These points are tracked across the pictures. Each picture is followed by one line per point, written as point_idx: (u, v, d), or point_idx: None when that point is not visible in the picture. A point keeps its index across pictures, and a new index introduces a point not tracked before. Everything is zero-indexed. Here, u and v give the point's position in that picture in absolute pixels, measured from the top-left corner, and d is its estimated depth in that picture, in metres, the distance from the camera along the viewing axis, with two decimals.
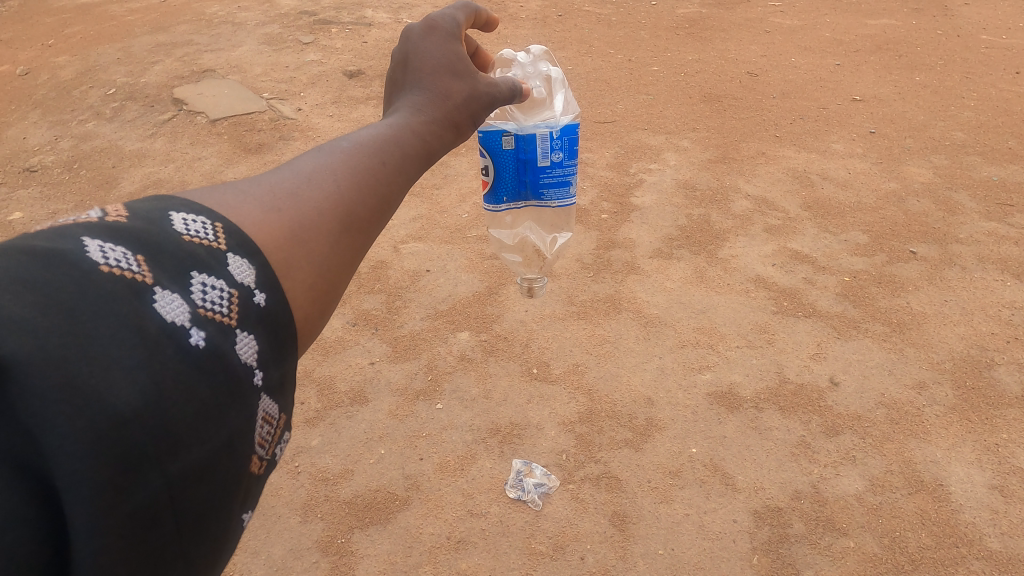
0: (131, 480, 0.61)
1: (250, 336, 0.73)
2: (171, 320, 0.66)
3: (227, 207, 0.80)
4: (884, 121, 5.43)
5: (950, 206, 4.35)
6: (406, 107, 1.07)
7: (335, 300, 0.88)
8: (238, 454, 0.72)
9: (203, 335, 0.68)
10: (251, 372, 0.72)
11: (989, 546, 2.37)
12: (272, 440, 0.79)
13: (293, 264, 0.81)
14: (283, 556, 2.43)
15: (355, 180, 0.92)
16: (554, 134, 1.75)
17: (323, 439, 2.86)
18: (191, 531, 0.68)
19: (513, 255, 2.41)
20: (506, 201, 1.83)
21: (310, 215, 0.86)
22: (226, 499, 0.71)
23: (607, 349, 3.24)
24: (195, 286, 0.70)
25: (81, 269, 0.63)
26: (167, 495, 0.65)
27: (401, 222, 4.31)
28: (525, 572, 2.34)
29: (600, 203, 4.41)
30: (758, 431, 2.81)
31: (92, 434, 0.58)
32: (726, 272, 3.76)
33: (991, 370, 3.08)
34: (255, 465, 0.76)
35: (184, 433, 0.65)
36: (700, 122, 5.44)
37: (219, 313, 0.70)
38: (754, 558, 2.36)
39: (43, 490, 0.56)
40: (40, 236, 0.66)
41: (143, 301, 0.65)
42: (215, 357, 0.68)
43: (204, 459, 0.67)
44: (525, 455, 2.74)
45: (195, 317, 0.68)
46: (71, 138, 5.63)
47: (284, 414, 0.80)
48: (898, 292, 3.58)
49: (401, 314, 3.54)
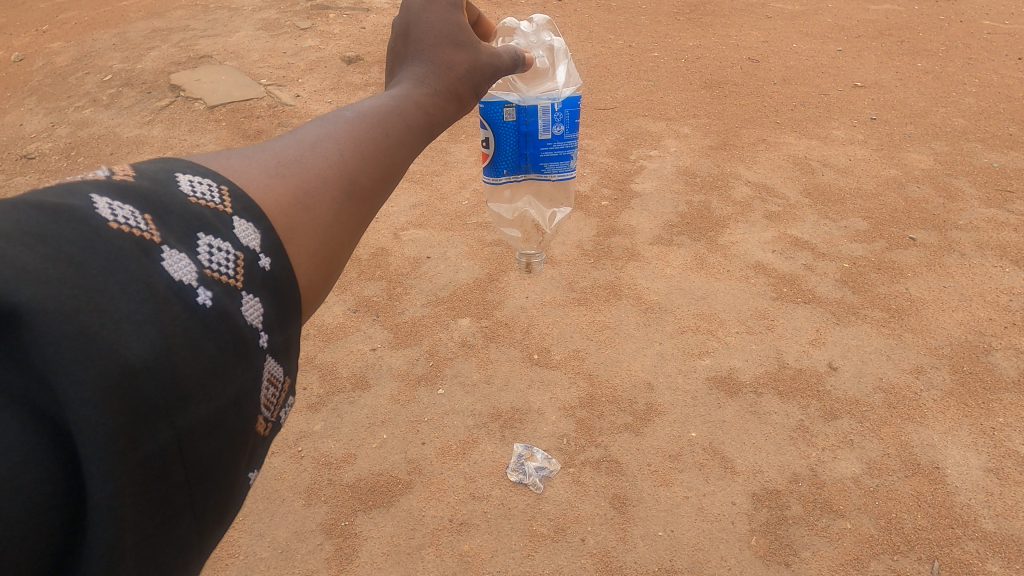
0: (141, 431, 0.58)
1: (256, 299, 0.69)
2: (179, 278, 0.62)
3: (231, 172, 0.75)
4: (885, 107, 5.41)
5: (950, 193, 4.35)
6: (408, 78, 0.99)
7: (338, 271, 0.82)
8: (246, 414, 0.68)
9: (210, 295, 0.64)
10: (257, 335, 0.69)
11: (984, 527, 2.40)
12: (278, 403, 0.75)
13: (296, 233, 0.76)
14: (287, 538, 2.46)
15: (360, 147, 0.85)
16: (555, 107, 1.74)
17: (326, 424, 2.89)
18: (201, 485, 0.64)
19: (512, 230, 2.42)
20: (506, 174, 1.84)
21: (314, 182, 0.80)
22: (235, 457, 0.68)
23: (608, 335, 3.26)
24: (201, 247, 0.66)
25: (89, 224, 0.59)
26: (177, 448, 0.61)
27: (400, 209, 4.31)
28: (527, 553, 2.37)
29: (600, 190, 4.41)
30: (757, 415, 2.84)
31: (105, 382, 0.55)
32: (726, 258, 3.77)
33: (988, 355, 3.10)
34: (262, 426, 0.73)
35: (193, 389, 0.62)
36: (701, 109, 5.43)
37: (225, 275, 0.67)
38: (752, 539, 2.39)
39: (60, 435, 0.53)
40: (47, 191, 0.61)
41: (151, 259, 0.61)
42: (222, 318, 0.65)
43: (214, 415, 0.64)
44: (526, 439, 2.76)
45: (202, 276, 0.64)
46: (68, 125, 5.60)
47: (289, 376, 0.76)
48: (897, 278, 3.60)
49: (401, 301, 3.55)
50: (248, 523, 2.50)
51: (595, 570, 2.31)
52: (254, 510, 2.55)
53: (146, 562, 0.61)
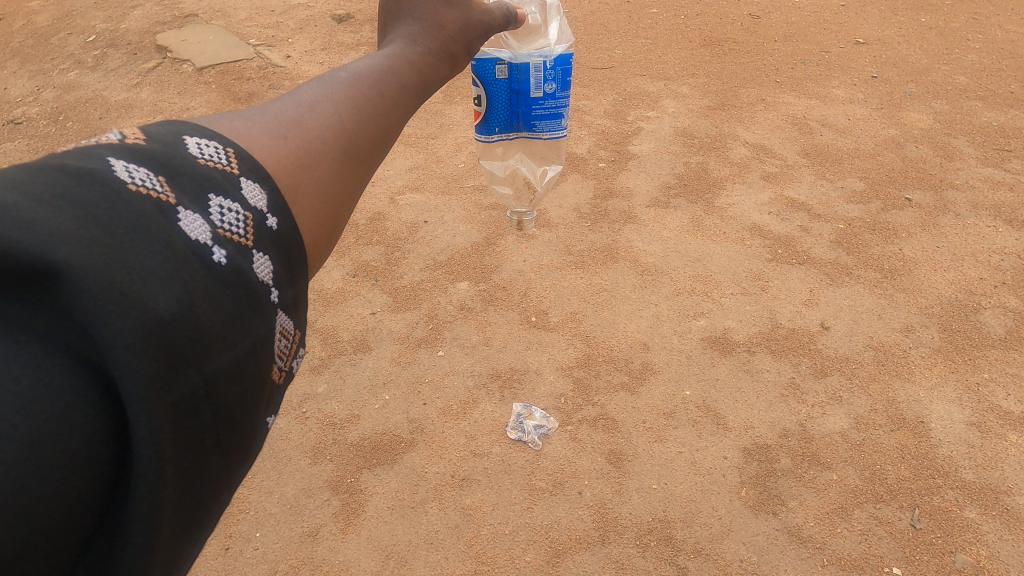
0: (173, 376, 0.61)
1: (265, 257, 0.72)
2: (195, 237, 0.65)
3: (235, 134, 0.76)
4: (886, 65, 5.33)
5: (948, 152, 4.34)
6: (401, 37, 0.98)
7: (341, 231, 0.84)
8: (263, 362, 0.71)
9: (225, 253, 0.67)
10: (268, 290, 0.71)
11: (964, 477, 2.51)
12: (290, 353, 0.78)
13: (299, 193, 0.78)
14: (295, 494, 2.55)
15: (357, 108, 0.85)
16: (548, 64, 1.73)
17: (329, 386, 2.95)
18: (227, 425, 0.68)
19: (504, 187, 2.45)
20: (498, 132, 1.83)
21: (314, 143, 0.81)
22: (254, 401, 0.71)
23: (605, 297, 3.30)
24: (213, 207, 0.68)
25: (110, 187, 0.61)
26: (205, 392, 0.64)
27: (396, 172, 4.29)
28: (526, 506, 2.47)
29: (598, 151, 4.38)
30: (750, 373, 2.91)
31: (139, 331, 0.58)
32: (723, 220, 3.78)
33: (977, 314, 3.17)
34: (276, 375, 0.76)
35: (215, 338, 0.64)
36: (700, 67, 5.34)
37: (236, 234, 0.69)
38: (742, 491, 2.49)
39: (102, 378, 0.57)
40: (67, 155, 0.63)
41: (168, 219, 0.63)
42: (237, 274, 0.67)
43: (235, 361, 0.67)
44: (525, 399, 2.84)
45: (215, 235, 0.67)
46: (54, 89, 5.47)
47: (298, 330, 0.79)
48: (891, 239, 3.63)
49: (400, 265, 3.57)
50: (257, 481, 2.59)
51: (592, 521, 2.41)
52: (262, 469, 2.64)
53: (182, 496, 0.65)
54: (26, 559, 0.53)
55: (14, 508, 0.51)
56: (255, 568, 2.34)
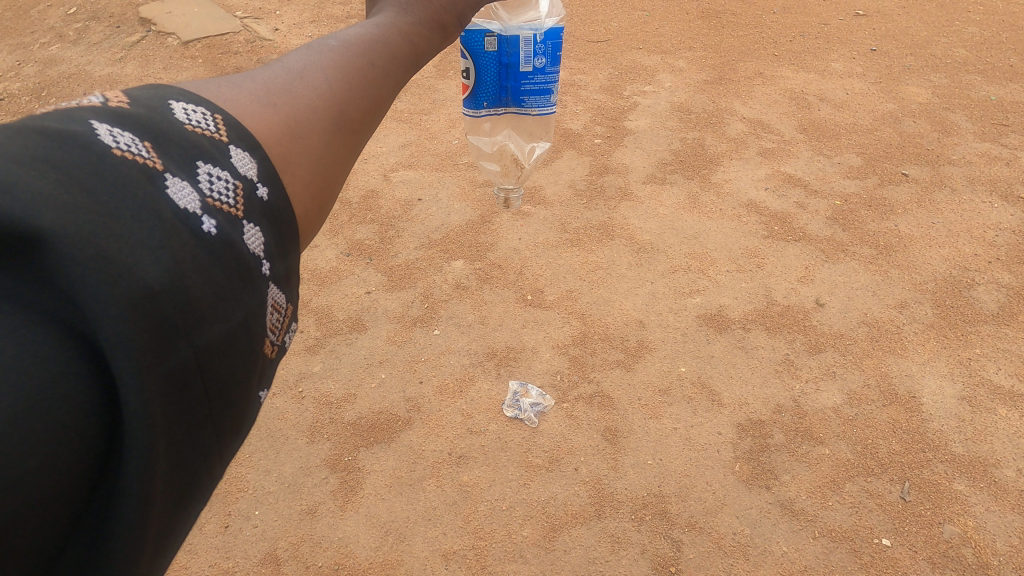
0: (162, 347, 0.59)
1: (256, 228, 0.69)
2: (183, 206, 0.62)
3: (224, 100, 0.72)
4: (886, 38, 5.27)
5: (946, 127, 4.30)
6: (391, 5, 0.91)
7: (332, 204, 0.80)
8: (254, 335, 0.69)
9: (214, 223, 0.64)
10: (259, 263, 0.69)
11: (954, 450, 2.54)
12: (283, 328, 0.75)
13: (290, 163, 0.73)
14: (293, 473, 2.56)
15: (348, 78, 0.80)
16: (538, 37, 1.68)
17: (325, 365, 2.95)
18: (219, 399, 0.66)
19: (492, 164, 2.43)
20: (486, 107, 1.80)
21: (305, 111, 0.76)
22: (246, 374, 0.69)
23: (601, 275, 3.29)
24: (201, 175, 0.65)
25: (94, 151, 0.58)
26: (196, 364, 0.62)
27: (390, 149, 4.23)
28: (523, 482, 2.49)
29: (594, 127, 4.33)
30: (745, 349, 2.93)
31: (128, 302, 0.56)
32: (719, 197, 3.76)
33: (971, 290, 3.18)
34: (269, 348, 0.73)
35: (206, 309, 0.62)
36: (697, 40, 5.26)
37: (226, 203, 0.66)
38: (736, 466, 2.52)
39: (90, 348, 0.54)
40: (46, 117, 0.60)
41: (155, 187, 0.61)
42: (227, 245, 0.65)
43: (228, 333, 0.65)
44: (521, 377, 2.85)
45: (204, 205, 0.64)
46: (35, 63, 5.32)
47: (291, 303, 0.76)
48: (888, 215, 3.62)
49: (394, 244, 3.54)
50: (255, 460, 2.60)
51: (588, 496, 2.44)
52: (259, 448, 2.64)
53: (174, 469, 0.63)
54: (15, 537, 0.51)
55: (5, 483, 0.49)
56: (255, 545, 2.36)
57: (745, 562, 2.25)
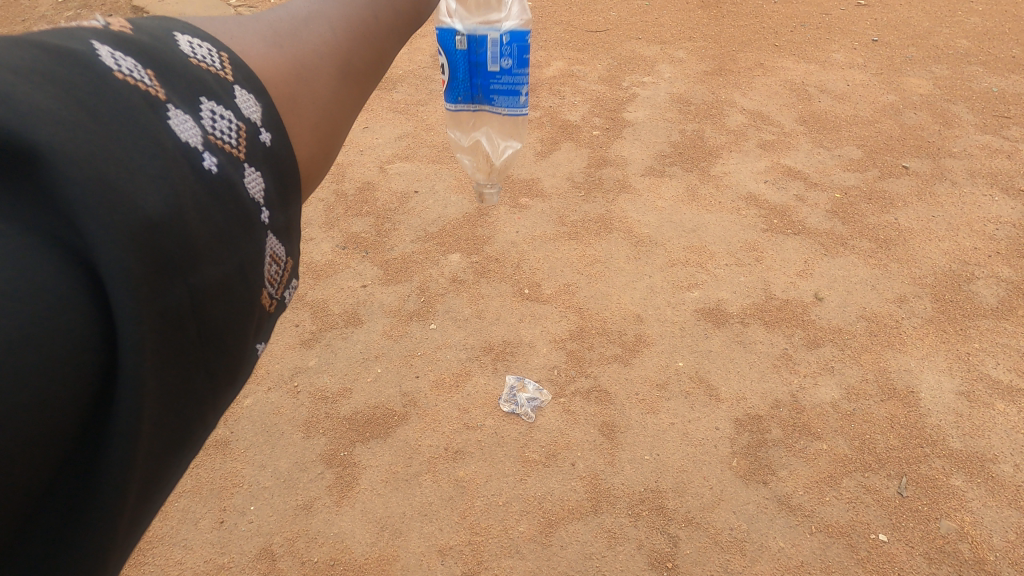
0: (160, 281, 0.54)
1: (257, 172, 0.66)
2: (186, 139, 0.59)
3: (229, 39, 0.70)
4: (887, 28, 5.21)
5: (947, 119, 4.26)
6: None
7: (333, 158, 0.79)
8: (252, 282, 0.65)
9: (215, 161, 0.61)
10: (258, 209, 0.66)
11: (951, 446, 2.54)
12: (281, 281, 0.73)
13: (294, 110, 0.73)
14: (289, 468, 2.55)
15: (352, 28, 0.80)
16: (504, 39, 1.60)
17: (320, 359, 2.93)
18: (214, 347, 0.62)
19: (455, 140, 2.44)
20: (455, 105, 1.72)
21: (311, 57, 0.75)
22: (243, 323, 0.65)
23: (598, 269, 3.27)
24: (205, 111, 0.62)
25: (95, 71, 0.54)
26: (193, 306, 0.59)
27: (386, 140, 4.19)
28: (520, 477, 2.48)
29: (592, 119, 4.29)
30: (743, 344, 2.91)
31: (127, 231, 0.51)
32: (718, 189, 3.73)
33: (970, 284, 3.16)
34: (266, 302, 0.70)
35: (204, 248, 0.59)
36: (697, 30, 5.20)
37: (229, 142, 0.63)
38: (733, 461, 2.51)
39: (86, 275, 0.49)
40: (45, 34, 0.56)
41: (158, 117, 0.57)
42: (228, 185, 0.62)
43: (228, 276, 0.62)
44: (518, 371, 2.83)
45: (207, 142, 0.61)
46: None
47: (290, 258, 0.73)
48: (888, 208, 3.59)
49: (390, 237, 3.51)
50: (251, 455, 2.59)
51: (585, 491, 2.44)
52: (254, 443, 2.63)
53: (168, 415, 0.59)
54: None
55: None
56: (250, 540, 2.35)
57: (741, 558, 2.25)
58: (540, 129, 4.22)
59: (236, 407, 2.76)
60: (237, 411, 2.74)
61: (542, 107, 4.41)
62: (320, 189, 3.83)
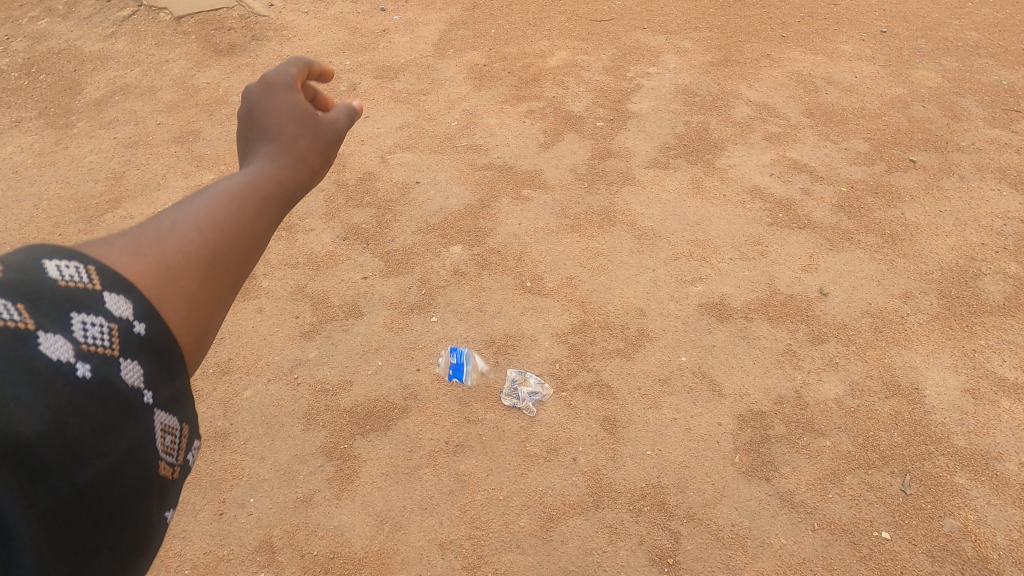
0: (40, 484, 0.60)
1: (135, 366, 0.69)
2: (58, 357, 0.63)
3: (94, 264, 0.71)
4: (896, 19, 5.14)
5: (955, 112, 4.21)
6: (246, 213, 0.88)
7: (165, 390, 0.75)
8: (146, 459, 0.70)
9: (89, 367, 0.65)
10: (141, 394, 0.69)
11: (956, 443, 2.52)
12: (181, 448, 0.76)
13: (163, 303, 0.75)
14: (288, 461, 2.53)
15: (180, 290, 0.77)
16: None
17: (321, 351, 2.91)
18: (110, 520, 0.68)
19: None
20: None
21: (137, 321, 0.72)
22: (143, 492, 0.70)
23: (601, 262, 3.24)
24: (75, 324, 0.65)
25: None
26: (88, 488, 0.65)
27: (387, 130, 4.15)
28: (521, 472, 2.47)
29: (596, 110, 4.24)
30: (746, 339, 2.88)
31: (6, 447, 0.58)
32: (723, 182, 3.69)
33: (977, 280, 3.13)
34: (167, 471, 0.74)
35: (85, 445, 0.64)
36: (703, 20, 5.13)
37: (103, 347, 0.66)
38: (736, 457, 2.49)
39: None
40: None
41: (28, 344, 0.61)
42: (106, 388, 0.65)
43: (114, 464, 0.67)
44: (519, 365, 2.81)
45: (79, 352, 0.64)
46: (24, 38, 5.20)
47: (187, 421, 0.76)
48: (894, 203, 3.55)
49: (391, 228, 3.47)
50: (250, 447, 2.58)
51: (587, 486, 2.42)
52: (254, 435, 2.62)
53: None
54: None
55: None
56: (250, 532, 2.34)
57: (743, 554, 2.24)
58: (543, 119, 4.17)
59: (236, 398, 2.75)
60: (236, 403, 2.73)
61: (545, 98, 4.36)
62: (320, 179, 3.79)
